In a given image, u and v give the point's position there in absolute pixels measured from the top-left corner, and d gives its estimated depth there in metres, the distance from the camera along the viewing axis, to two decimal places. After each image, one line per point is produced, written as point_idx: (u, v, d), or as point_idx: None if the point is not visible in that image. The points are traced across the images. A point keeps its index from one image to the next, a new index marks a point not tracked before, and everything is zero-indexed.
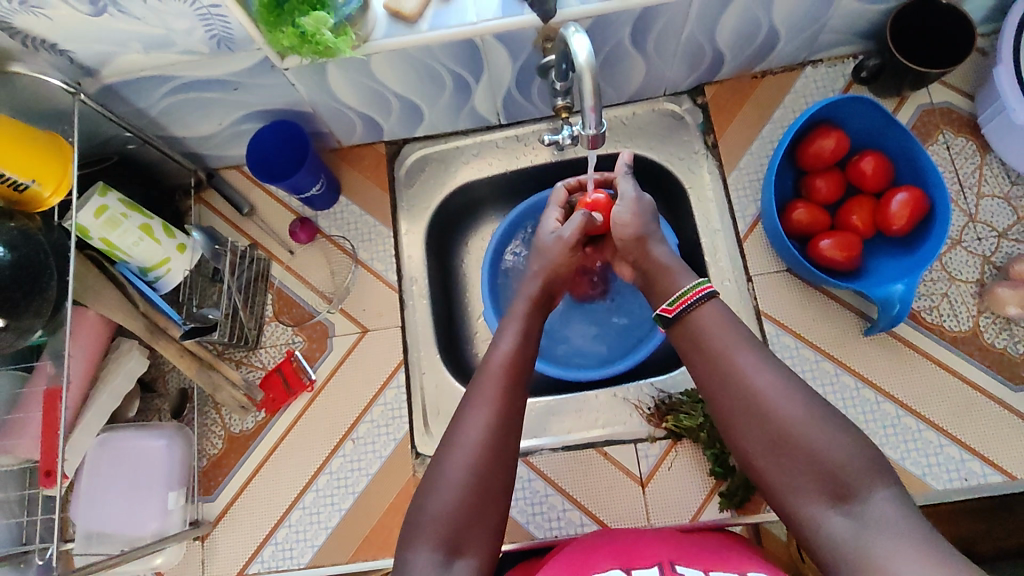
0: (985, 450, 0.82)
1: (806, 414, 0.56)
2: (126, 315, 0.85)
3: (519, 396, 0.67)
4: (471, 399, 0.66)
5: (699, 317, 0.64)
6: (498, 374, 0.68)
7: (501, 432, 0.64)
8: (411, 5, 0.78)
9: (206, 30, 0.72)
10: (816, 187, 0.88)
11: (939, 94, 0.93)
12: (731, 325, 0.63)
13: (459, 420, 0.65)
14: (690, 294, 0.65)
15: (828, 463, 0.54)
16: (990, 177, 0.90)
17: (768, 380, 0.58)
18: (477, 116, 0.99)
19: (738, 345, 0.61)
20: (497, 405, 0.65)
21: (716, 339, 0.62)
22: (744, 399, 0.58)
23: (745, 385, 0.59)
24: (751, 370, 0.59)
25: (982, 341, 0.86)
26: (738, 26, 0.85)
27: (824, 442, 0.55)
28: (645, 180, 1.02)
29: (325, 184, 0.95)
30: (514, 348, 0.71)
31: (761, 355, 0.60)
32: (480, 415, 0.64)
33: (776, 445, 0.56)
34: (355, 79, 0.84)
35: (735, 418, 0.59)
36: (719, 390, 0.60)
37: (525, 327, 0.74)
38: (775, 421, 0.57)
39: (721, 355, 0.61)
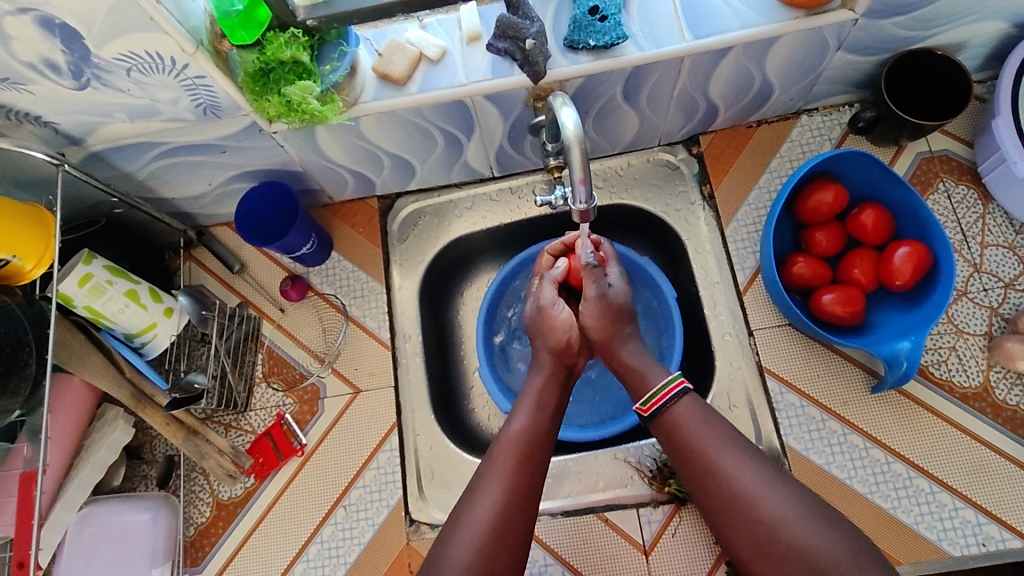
0: (1002, 513, 0.79)
1: (792, 509, 0.61)
2: (111, 382, 0.83)
3: (534, 474, 0.68)
4: (482, 476, 0.67)
5: (679, 416, 0.69)
6: (511, 451, 0.69)
7: (510, 511, 0.65)
8: (400, 67, 0.77)
9: (192, 99, 0.71)
10: (816, 241, 0.86)
11: (938, 142, 0.92)
12: (709, 423, 0.68)
13: (469, 497, 0.66)
14: (664, 391, 0.70)
15: (814, 560, 0.58)
16: (993, 227, 0.88)
17: (753, 479, 0.63)
18: (469, 170, 0.97)
19: (719, 444, 0.66)
20: (508, 482, 0.66)
21: (696, 440, 0.67)
22: (729, 498, 0.63)
23: (730, 483, 0.64)
24: (735, 470, 0.64)
25: (994, 398, 0.83)
26: (732, 80, 0.84)
27: (808, 538, 0.59)
28: (642, 230, 1.01)
29: (316, 243, 0.93)
30: (528, 423, 0.72)
31: (741, 452, 0.65)
32: (490, 493, 0.66)
33: (764, 542, 0.61)
34: (345, 140, 0.83)
35: (726, 516, 0.63)
36: (707, 489, 0.65)
37: (539, 400, 0.75)
38: (761, 517, 0.61)
39: (703, 456, 0.66)
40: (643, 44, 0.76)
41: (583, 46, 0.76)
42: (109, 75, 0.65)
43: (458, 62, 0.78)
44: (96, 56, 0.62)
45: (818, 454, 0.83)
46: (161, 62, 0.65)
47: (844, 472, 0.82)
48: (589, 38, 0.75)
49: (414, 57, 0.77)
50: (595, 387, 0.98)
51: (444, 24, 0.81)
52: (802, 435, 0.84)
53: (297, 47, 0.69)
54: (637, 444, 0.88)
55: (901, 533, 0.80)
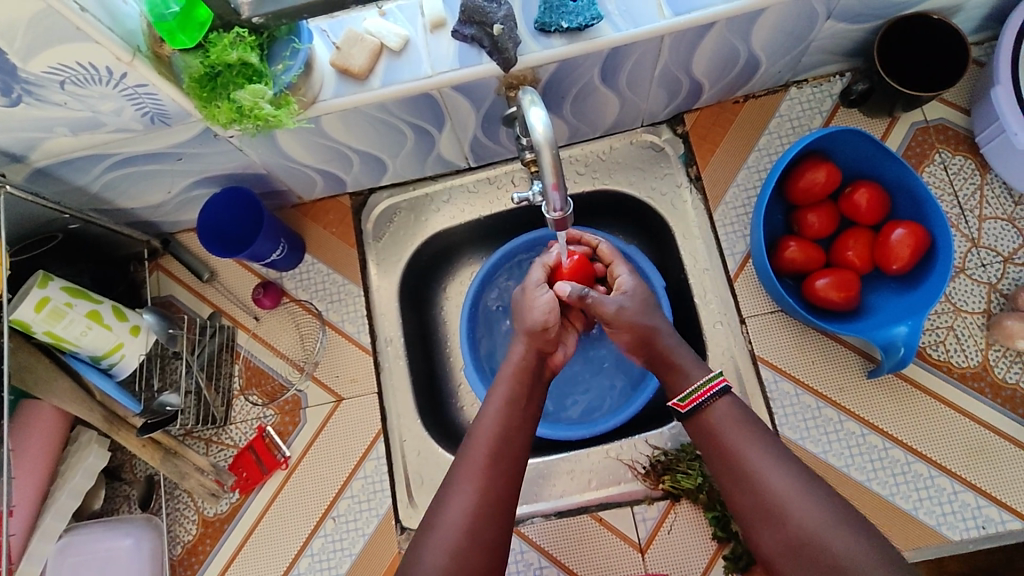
0: (1001, 495, 0.78)
1: (828, 515, 0.59)
2: (81, 407, 0.81)
3: (508, 469, 0.65)
4: (455, 477, 0.65)
5: (714, 415, 0.67)
6: (486, 443, 0.67)
7: (485, 507, 0.63)
8: (359, 61, 0.71)
9: (137, 109, 0.66)
10: (809, 223, 0.83)
11: (933, 111, 0.87)
12: (744, 423, 0.66)
13: (443, 497, 0.65)
14: (700, 391, 0.68)
15: (842, 564, 0.56)
16: (991, 199, 0.85)
17: (783, 480, 0.62)
18: (444, 162, 0.93)
19: (751, 445, 0.64)
20: (479, 482, 0.64)
21: (729, 438, 0.65)
22: (759, 500, 0.62)
23: (760, 482, 0.62)
24: (766, 469, 0.62)
25: (993, 377, 0.81)
26: (716, 55, 0.79)
27: (841, 543, 0.57)
28: (628, 216, 0.97)
29: (286, 248, 0.88)
30: (500, 415, 0.68)
31: (777, 455, 0.63)
32: (461, 493, 0.64)
33: (794, 544, 0.59)
34: (308, 140, 0.78)
35: (752, 519, 0.62)
36: (736, 491, 0.63)
37: (511, 390, 0.71)
38: (791, 522, 0.59)
39: (734, 455, 0.64)
40: (620, 24, 0.71)
41: (556, 29, 0.71)
42: (42, 90, 0.60)
43: (423, 51, 0.73)
44: (23, 71, 0.57)
45: (814, 443, 0.81)
46: (96, 73, 0.60)
47: (841, 460, 0.80)
48: (562, 20, 0.70)
49: (374, 48, 0.72)
50: (587, 381, 0.96)
51: (406, 10, 0.75)
52: (797, 424, 0.82)
53: (242, 47, 0.63)
54: (629, 440, 0.86)
55: (899, 519, 0.78)
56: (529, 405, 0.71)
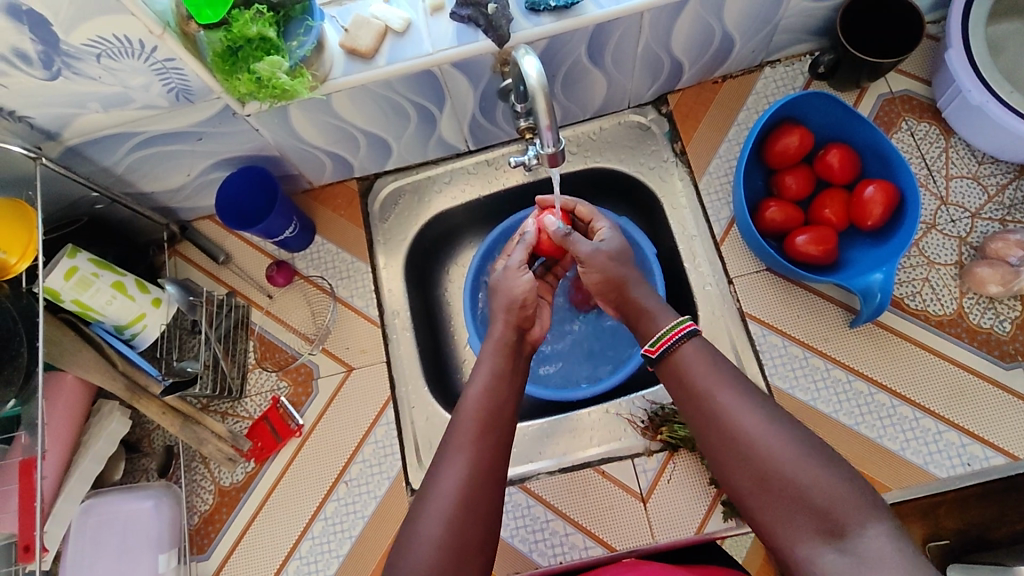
0: (983, 432, 0.81)
1: (793, 451, 0.57)
2: (104, 377, 0.84)
3: (495, 443, 0.67)
4: (446, 448, 0.66)
5: (681, 359, 0.65)
6: (475, 415, 0.67)
7: (479, 478, 0.63)
8: (366, 41, 0.78)
9: (164, 84, 0.72)
10: (787, 185, 0.89)
11: (897, 83, 0.94)
12: (712, 363, 0.64)
13: (436, 469, 0.65)
14: (669, 333, 0.67)
15: (815, 501, 0.55)
16: (956, 159, 0.92)
17: (752, 418, 0.60)
18: (445, 145, 0.99)
19: (720, 384, 0.63)
20: (470, 455, 0.65)
21: (697, 379, 0.64)
22: (728, 439, 0.60)
23: (729, 423, 0.60)
24: (735, 410, 0.61)
25: (968, 323, 0.85)
26: (693, 34, 0.86)
27: (808, 479, 0.56)
28: (621, 193, 1.03)
29: (298, 226, 0.94)
30: (488, 389, 0.70)
31: (744, 391, 0.62)
32: (455, 465, 0.64)
33: (764, 482, 0.57)
34: (318, 119, 0.84)
35: (724, 459, 0.60)
36: (704, 430, 0.62)
37: (495, 366, 0.72)
38: (759, 458, 0.58)
39: (703, 396, 0.63)
40: (602, 2, 0.78)
41: (545, 8, 0.78)
42: (79, 63, 0.66)
43: (424, 32, 0.80)
44: (65, 43, 0.63)
45: (803, 391, 0.85)
46: (130, 46, 0.66)
47: (830, 406, 0.84)
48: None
49: (380, 30, 0.79)
50: (586, 349, 1.00)
51: None
52: (786, 373, 0.86)
53: (263, 22, 0.69)
54: (628, 397, 0.90)
55: (888, 460, 0.82)
56: (515, 379, 0.72)
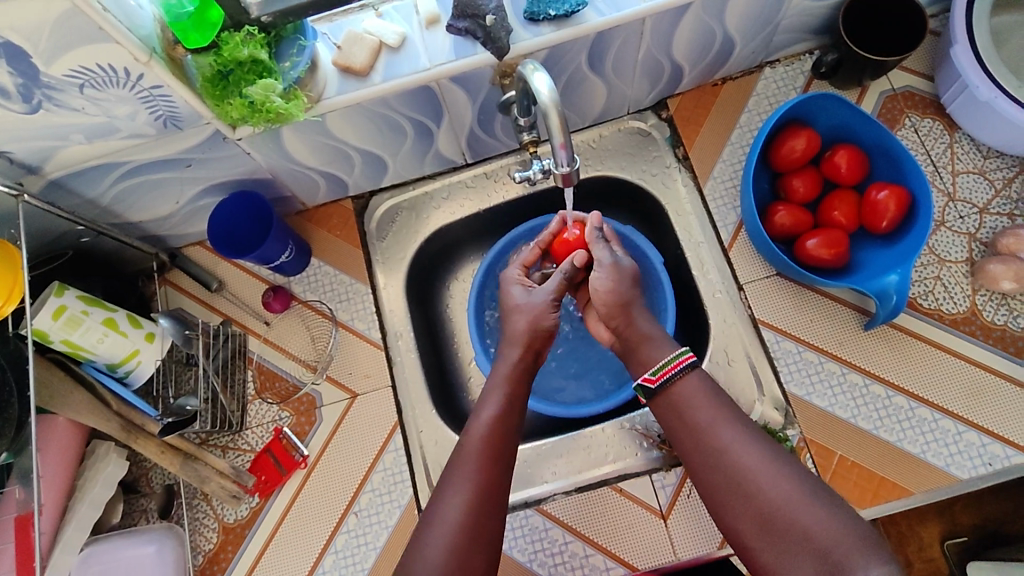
0: (1004, 431, 0.80)
1: (793, 488, 0.58)
2: (99, 419, 0.79)
3: (501, 473, 0.66)
4: (451, 476, 0.65)
5: (682, 392, 0.66)
6: (482, 443, 0.66)
7: (482, 509, 0.63)
8: (361, 58, 0.75)
9: (150, 112, 0.68)
10: (794, 188, 0.87)
11: (899, 80, 0.94)
12: (712, 398, 0.66)
13: (438, 498, 0.64)
14: (672, 364, 0.67)
15: (815, 538, 0.55)
16: (961, 155, 0.91)
17: (753, 454, 0.61)
18: (442, 159, 0.96)
19: (721, 419, 0.64)
20: (475, 485, 0.64)
21: (698, 414, 0.65)
22: (729, 475, 0.61)
23: (730, 458, 0.62)
24: (736, 446, 0.62)
25: (982, 320, 0.84)
26: (694, 38, 0.85)
27: (807, 517, 0.56)
28: (623, 200, 1.01)
29: (294, 250, 0.90)
30: (497, 416, 0.69)
31: (744, 428, 0.63)
32: (458, 494, 0.63)
33: (764, 519, 0.58)
34: (312, 139, 0.81)
35: (725, 494, 0.61)
36: (704, 466, 0.63)
37: (507, 394, 0.71)
38: (760, 494, 0.59)
39: (704, 432, 0.64)
40: (603, 9, 0.76)
41: (544, 17, 0.76)
42: (61, 94, 0.62)
43: (420, 46, 0.77)
44: (45, 75, 0.60)
45: (820, 397, 0.84)
46: (114, 75, 0.62)
47: (847, 411, 0.83)
48: (549, 9, 0.75)
49: (374, 46, 0.76)
50: (595, 362, 0.98)
51: (401, 10, 0.79)
52: (801, 380, 0.85)
53: (254, 45, 0.67)
54: (641, 411, 0.88)
55: (909, 464, 0.81)
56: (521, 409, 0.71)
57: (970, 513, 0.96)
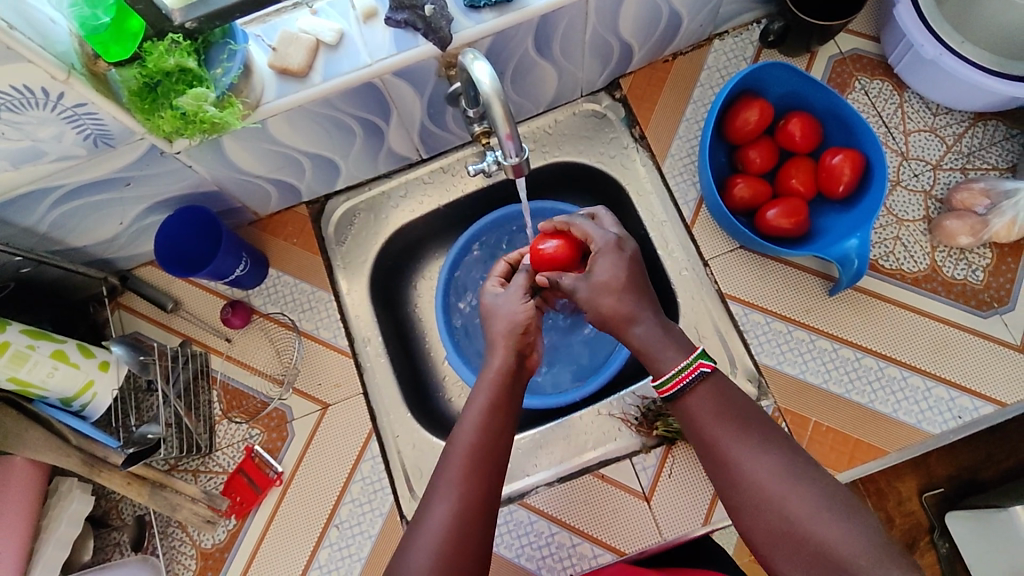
0: (971, 384, 0.82)
1: (810, 506, 0.56)
2: (57, 455, 0.77)
3: (491, 475, 0.60)
4: (436, 483, 0.60)
5: (693, 404, 0.62)
6: (470, 444, 0.61)
7: (472, 514, 0.58)
8: (298, 59, 0.72)
9: (78, 132, 0.64)
10: (751, 159, 0.87)
11: (846, 43, 0.94)
12: (724, 409, 0.61)
13: (423, 507, 0.59)
14: (681, 376, 0.62)
15: (834, 556, 0.53)
16: (913, 114, 0.91)
17: (768, 470, 0.58)
18: (396, 156, 0.94)
19: (733, 432, 0.60)
20: (463, 489, 0.59)
21: (710, 428, 0.61)
22: (745, 492, 0.58)
23: (745, 474, 0.58)
24: (750, 461, 0.58)
25: (943, 276, 0.85)
26: (639, 15, 0.83)
27: (828, 535, 0.54)
28: (583, 185, 1.00)
29: (248, 262, 0.87)
30: (486, 416, 0.63)
31: (758, 439, 0.60)
32: (445, 500, 0.58)
33: (784, 535, 0.56)
34: (256, 147, 0.78)
35: (741, 509, 0.58)
36: (720, 479, 0.60)
37: (497, 391, 0.65)
38: (777, 511, 0.56)
39: (717, 446, 0.60)
40: None
41: (484, 3, 0.74)
42: None
43: (359, 42, 0.74)
44: None
45: (791, 365, 0.84)
46: (33, 96, 0.59)
47: (819, 377, 0.83)
48: None
49: (310, 46, 0.73)
50: (570, 349, 0.97)
51: (336, 6, 0.76)
52: (771, 350, 0.85)
53: (180, 53, 0.64)
54: (617, 395, 0.87)
55: (882, 424, 0.81)
56: (512, 407, 0.65)
57: (945, 464, 0.98)
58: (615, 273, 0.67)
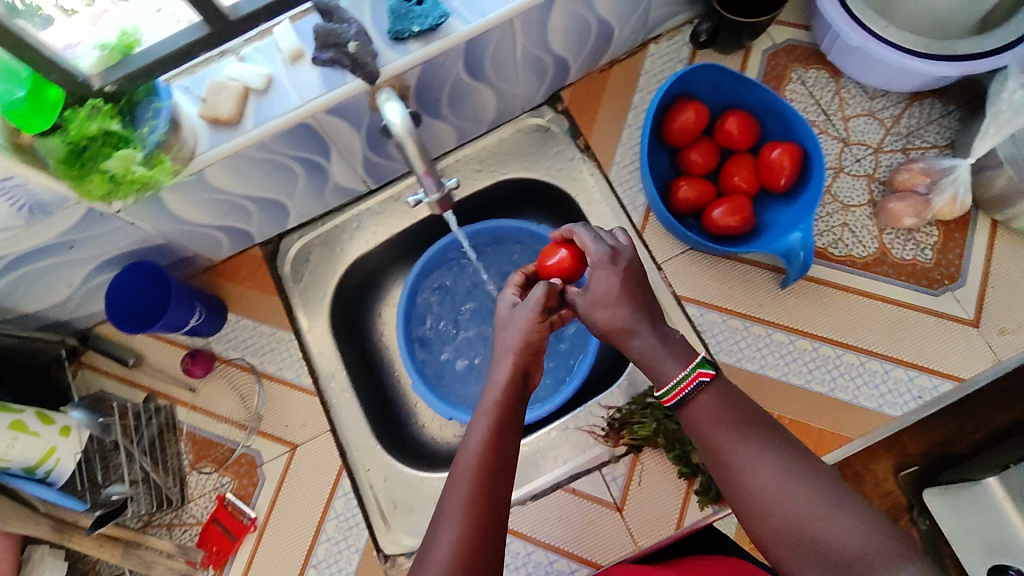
0: (926, 362, 0.83)
1: (815, 505, 0.52)
2: (26, 524, 0.75)
3: (499, 497, 0.55)
4: (441, 510, 0.55)
5: (694, 409, 0.59)
6: (475, 465, 0.56)
7: (479, 543, 0.53)
8: (227, 107, 0.72)
9: (9, 202, 0.64)
10: (693, 161, 0.87)
11: (778, 36, 0.95)
12: (725, 411, 0.58)
13: (429, 537, 0.54)
14: (683, 381, 0.59)
15: (842, 556, 0.50)
16: (849, 100, 0.93)
17: (770, 469, 0.54)
18: (344, 189, 0.94)
19: (734, 433, 0.57)
20: (468, 515, 0.54)
21: (711, 432, 0.58)
22: (751, 496, 0.55)
23: (748, 477, 0.55)
24: (752, 463, 0.55)
25: (892, 258, 0.86)
26: (568, 29, 0.84)
27: (837, 536, 0.50)
28: (535, 200, 1.01)
29: (203, 311, 0.87)
30: (489, 432, 0.58)
31: (761, 439, 0.56)
32: (450, 530, 0.53)
33: (794, 541, 0.52)
34: (198, 197, 0.78)
35: (750, 516, 0.55)
36: (727, 486, 0.57)
37: (503, 404, 0.59)
38: (785, 514, 0.53)
39: (719, 452, 0.57)
40: (468, 18, 0.75)
41: (409, 35, 0.74)
42: None
43: (288, 84, 0.74)
44: None
45: (751, 361, 0.85)
46: None
47: (779, 370, 0.84)
48: (412, 25, 0.73)
49: (239, 92, 0.73)
50: None
51: (263, 50, 0.75)
52: (730, 348, 0.86)
53: (102, 117, 0.64)
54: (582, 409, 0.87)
55: (844, 411, 0.82)
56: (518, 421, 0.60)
57: None
58: (607, 313, 0.63)
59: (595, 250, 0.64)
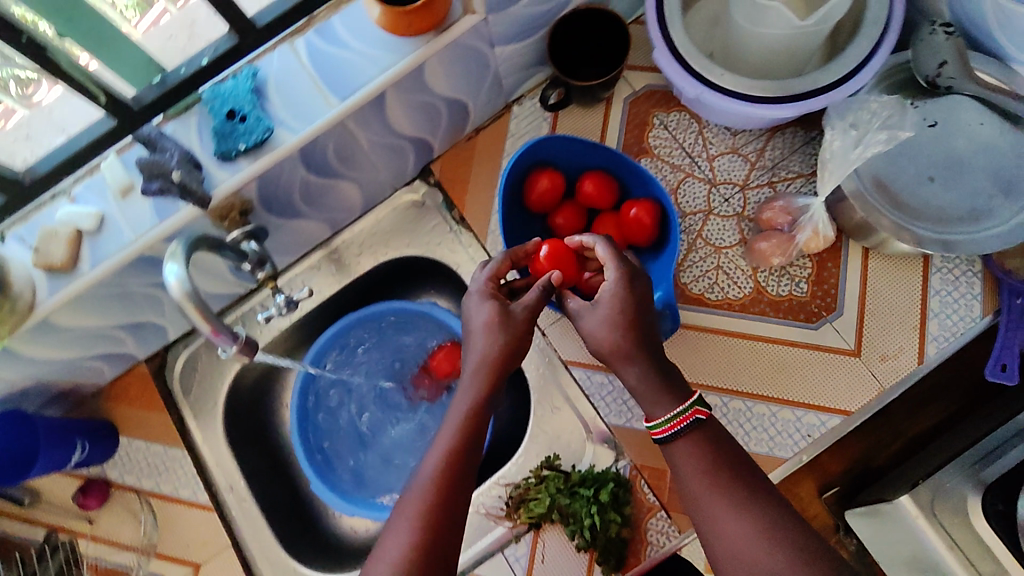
0: (814, 399, 0.82)
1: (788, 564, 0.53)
2: None
3: (453, 507, 0.58)
4: (396, 512, 0.58)
5: (680, 452, 0.60)
6: (431, 476, 0.59)
7: (430, 547, 0.55)
8: (59, 254, 0.71)
9: None
10: (558, 227, 0.87)
11: (637, 81, 0.94)
12: (713, 457, 0.59)
13: (386, 533, 0.57)
14: (676, 420, 0.60)
15: None
16: (713, 139, 0.92)
17: (743, 525, 0.56)
18: (221, 295, 0.92)
19: (715, 483, 0.58)
20: (421, 515, 0.57)
21: (695, 477, 0.59)
22: (725, 544, 0.56)
23: (723, 528, 0.56)
24: (728, 514, 0.56)
25: (768, 296, 0.86)
26: (413, 113, 0.83)
27: None
28: (421, 274, 1.00)
29: (87, 444, 0.86)
30: (450, 445, 0.60)
31: (739, 492, 0.57)
32: (403, 526, 0.56)
33: None
34: (53, 340, 0.78)
35: (722, 562, 0.56)
36: (702, 528, 0.58)
37: (473, 413, 0.62)
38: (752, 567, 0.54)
39: (699, 496, 0.58)
40: (295, 127, 0.74)
41: (236, 153, 0.73)
42: None
43: (121, 220, 0.73)
44: None
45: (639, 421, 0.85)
46: None
47: None
48: (237, 144, 0.72)
49: (70, 238, 0.72)
50: None
51: (92, 187, 0.73)
52: (617, 410, 0.85)
53: None
54: (478, 491, 0.86)
55: None
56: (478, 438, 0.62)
57: None
58: (608, 334, 0.64)
59: (612, 267, 0.65)
